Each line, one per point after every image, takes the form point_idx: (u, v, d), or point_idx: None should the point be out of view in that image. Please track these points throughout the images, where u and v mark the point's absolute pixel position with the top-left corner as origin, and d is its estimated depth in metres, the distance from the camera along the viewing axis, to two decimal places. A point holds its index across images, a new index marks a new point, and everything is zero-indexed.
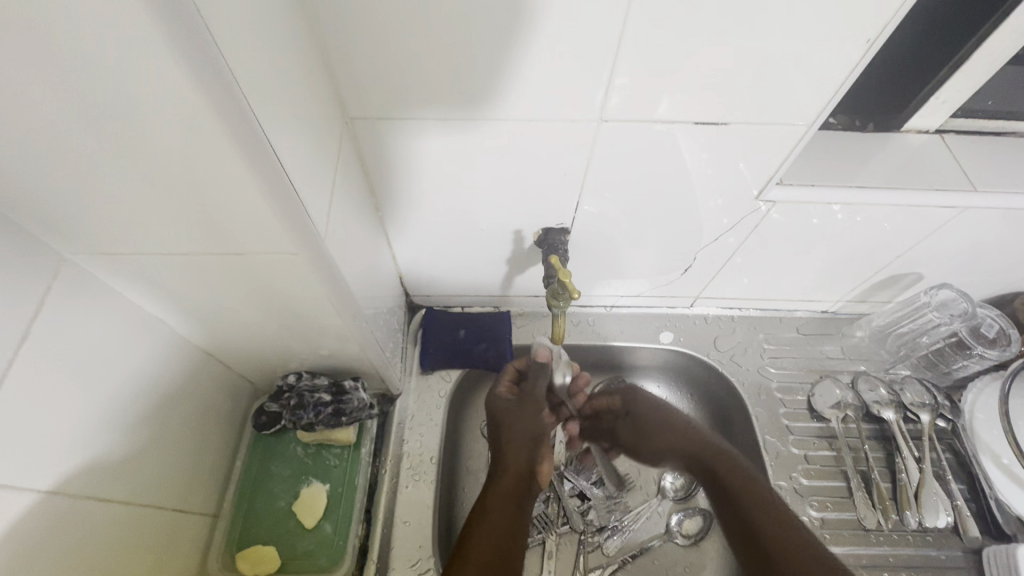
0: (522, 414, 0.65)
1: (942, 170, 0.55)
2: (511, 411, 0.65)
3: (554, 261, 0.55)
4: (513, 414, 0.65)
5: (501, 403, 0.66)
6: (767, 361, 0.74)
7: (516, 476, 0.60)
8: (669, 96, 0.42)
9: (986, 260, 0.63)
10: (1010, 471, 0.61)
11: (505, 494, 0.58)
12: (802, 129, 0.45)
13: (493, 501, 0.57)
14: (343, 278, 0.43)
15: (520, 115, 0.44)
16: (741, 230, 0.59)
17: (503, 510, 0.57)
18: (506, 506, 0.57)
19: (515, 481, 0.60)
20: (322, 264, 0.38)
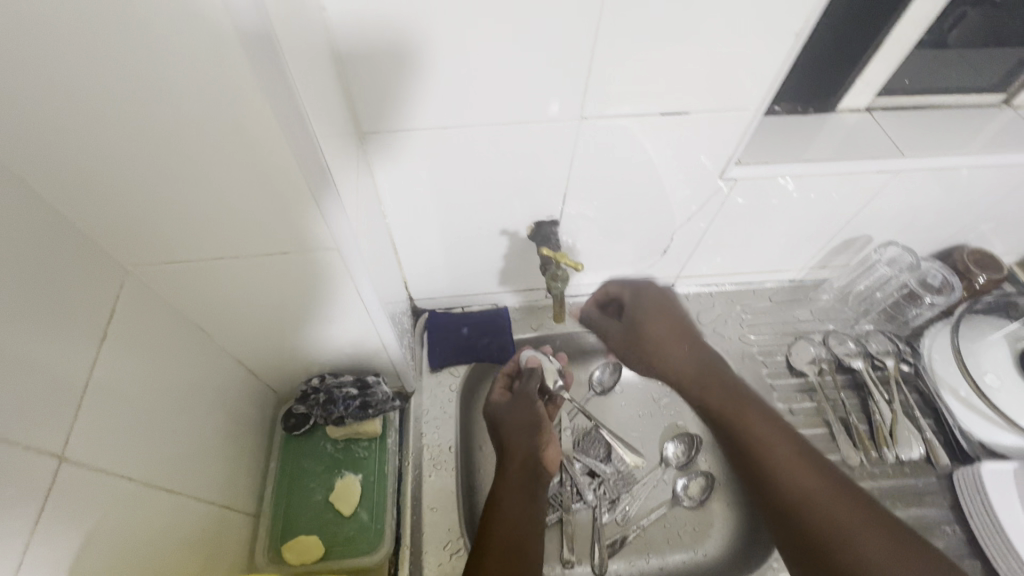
0: (516, 413, 0.67)
1: (874, 141, 0.64)
2: (506, 413, 0.67)
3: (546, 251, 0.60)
4: (510, 415, 0.67)
5: (500, 407, 0.69)
6: (746, 328, 0.80)
7: (519, 481, 0.61)
8: (637, 95, 0.49)
9: (922, 218, 0.71)
10: (968, 402, 0.69)
11: (511, 503, 0.58)
12: (751, 113, 0.52)
13: (500, 509, 0.58)
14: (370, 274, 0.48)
15: (512, 120, 0.50)
16: (709, 211, 0.66)
17: (512, 521, 0.57)
18: (513, 516, 0.57)
19: (519, 485, 0.60)
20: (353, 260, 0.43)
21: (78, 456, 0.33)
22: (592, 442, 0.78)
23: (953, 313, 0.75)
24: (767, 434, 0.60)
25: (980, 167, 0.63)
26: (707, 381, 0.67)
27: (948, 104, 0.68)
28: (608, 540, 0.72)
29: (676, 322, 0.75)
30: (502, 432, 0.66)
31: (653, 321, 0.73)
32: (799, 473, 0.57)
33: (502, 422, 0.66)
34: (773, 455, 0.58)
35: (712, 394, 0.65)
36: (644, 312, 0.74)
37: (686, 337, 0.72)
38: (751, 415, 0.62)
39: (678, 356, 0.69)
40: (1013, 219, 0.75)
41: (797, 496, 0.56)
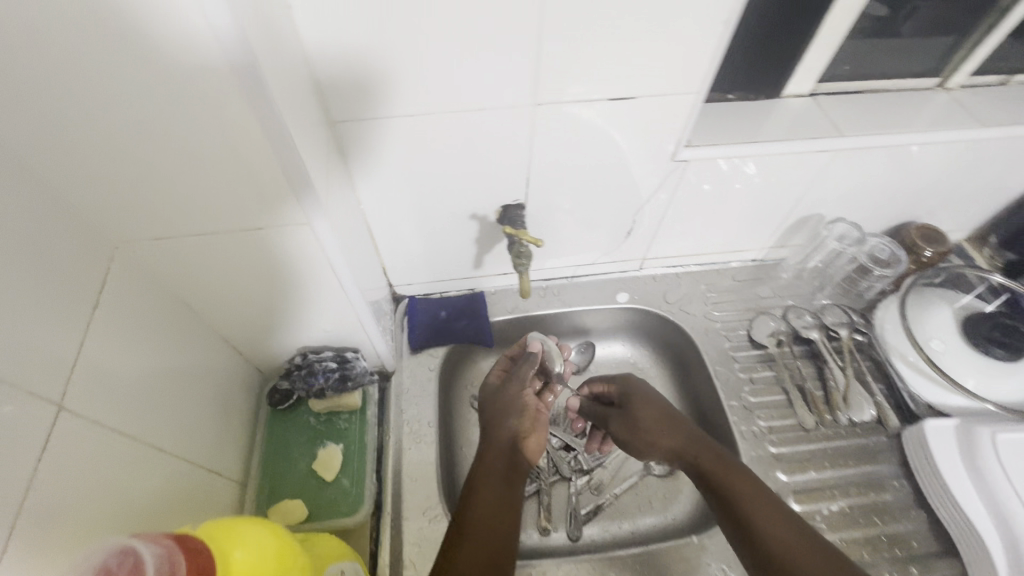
0: (509, 401, 0.70)
1: (816, 123, 0.68)
2: (500, 398, 0.71)
3: (509, 231, 0.64)
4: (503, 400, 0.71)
5: (495, 392, 0.73)
6: (711, 306, 0.84)
7: (504, 469, 0.62)
8: (585, 80, 0.53)
9: (867, 195, 0.76)
10: (915, 365, 0.74)
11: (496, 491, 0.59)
12: (693, 95, 0.56)
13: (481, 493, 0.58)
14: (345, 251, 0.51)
15: (471, 106, 0.54)
16: (666, 192, 0.70)
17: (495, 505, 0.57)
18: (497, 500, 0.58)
19: (504, 472, 0.61)
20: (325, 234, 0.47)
21: (75, 405, 0.37)
22: (567, 418, 0.83)
23: (899, 287, 0.80)
24: (735, 483, 0.57)
25: (913, 145, 0.68)
26: (676, 441, 0.64)
27: (885, 87, 0.73)
28: (581, 509, 0.76)
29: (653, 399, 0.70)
30: (496, 419, 0.68)
31: (638, 400, 0.70)
32: (766, 514, 0.54)
33: (495, 407, 0.70)
34: (747, 503, 0.55)
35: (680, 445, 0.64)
36: (633, 394, 0.71)
37: (658, 407, 0.69)
38: (722, 467, 0.60)
39: (656, 436, 0.66)
40: (952, 195, 0.80)
41: (779, 542, 0.52)
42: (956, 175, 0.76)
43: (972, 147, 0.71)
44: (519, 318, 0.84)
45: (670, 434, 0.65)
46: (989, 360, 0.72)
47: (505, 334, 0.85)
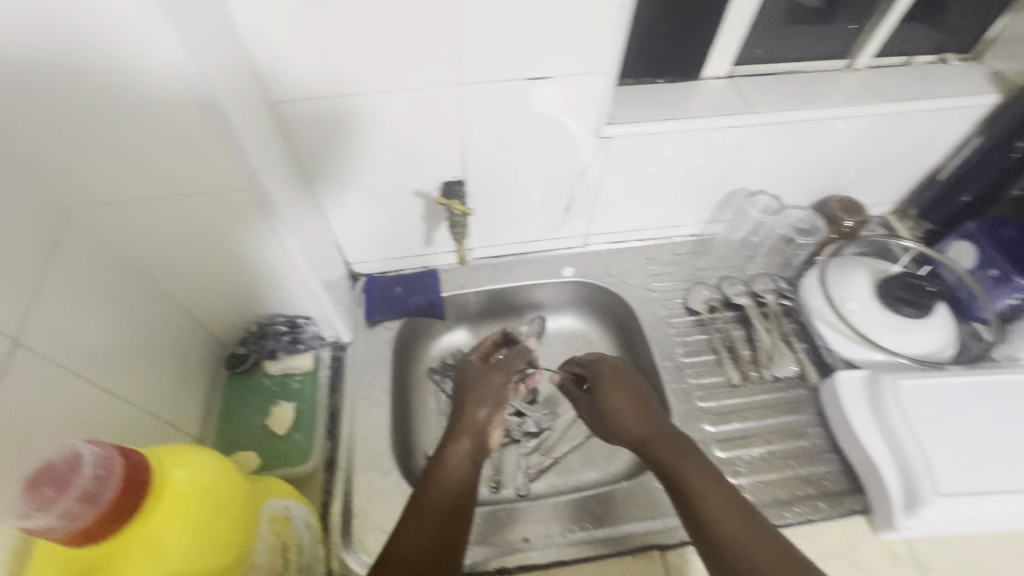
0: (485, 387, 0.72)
1: (729, 101, 0.75)
2: (475, 378, 0.74)
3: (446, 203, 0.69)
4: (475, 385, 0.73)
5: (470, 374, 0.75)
6: (651, 278, 0.90)
7: (456, 476, 0.61)
8: (501, 60, 0.58)
9: (786, 169, 0.83)
10: (833, 325, 0.80)
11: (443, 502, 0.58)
12: (605, 74, 0.62)
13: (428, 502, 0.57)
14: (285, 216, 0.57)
15: (399, 86, 0.59)
16: (596, 167, 0.76)
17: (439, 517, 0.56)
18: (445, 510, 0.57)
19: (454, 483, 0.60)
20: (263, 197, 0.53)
21: (31, 342, 0.41)
22: None
23: (821, 255, 0.87)
24: (690, 467, 0.58)
25: (819, 119, 0.75)
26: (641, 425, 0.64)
27: (798, 68, 0.79)
28: (531, 467, 0.82)
29: (625, 382, 0.70)
30: (463, 417, 0.68)
31: (613, 383, 0.70)
32: (717, 497, 0.54)
33: (473, 389, 0.71)
34: (702, 486, 0.56)
35: (642, 428, 0.64)
36: (606, 379, 0.70)
37: (629, 390, 0.68)
38: (677, 449, 0.60)
39: (624, 415, 0.66)
40: (868, 168, 0.86)
41: (728, 523, 0.52)
42: (868, 149, 0.82)
43: (876, 121, 0.77)
44: (471, 293, 0.89)
45: (637, 415, 0.65)
46: (895, 317, 0.78)
47: (459, 309, 0.91)
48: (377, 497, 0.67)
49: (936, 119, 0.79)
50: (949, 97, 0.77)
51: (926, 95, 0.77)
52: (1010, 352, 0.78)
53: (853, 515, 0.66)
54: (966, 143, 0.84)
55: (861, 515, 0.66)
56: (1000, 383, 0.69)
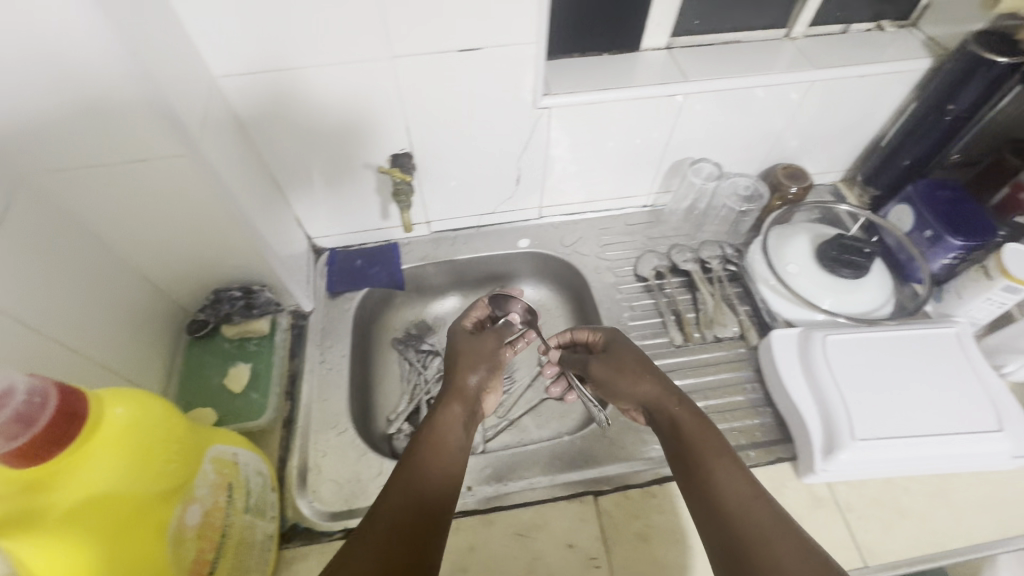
0: (478, 351, 0.72)
1: (665, 71, 0.77)
2: (470, 343, 0.73)
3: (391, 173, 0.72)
4: (470, 349, 0.72)
5: (463, 339, 0.75)
6: (603, 247, 0.93)
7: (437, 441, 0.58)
8: (430, 33, 0.62)
9: (727, 138, 0.85)
10: (774, 287, 0.83)
11: (429, 468, 0.55)
12: (533, 45, 0.65)
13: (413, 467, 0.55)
14: (228, 188, 0.60)
15: (334, 60, 0.63)
16: (540, 138, 0.79)
17: (425, 484, 0.53)
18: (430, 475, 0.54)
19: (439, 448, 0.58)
20: (204, 165, 0.56)
21: None
22: None
23: (764, 220, 0.90)
24: (703, 443, 0.56)
25: (753, 87, 0.77)
26: (659, 399, 0.63)
27: (735, 39, 0.81)
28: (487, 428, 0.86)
29: (632, 349, 0.70)
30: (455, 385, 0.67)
31: (622, 350, 0.70)
32: (729, 478, 0.52)
33: (465, 354, 0.71)
34: (713, 464, 0.54)
35: (659, 403, 0.62)
36: (614, 347, 0.71)
37: (636, 355, 0.68)
38: (690, 425, 0.58)
39: (639, 383, 0.65)
40: (811, 135, 0.89)
41: (738, 503, 0.50)
42: (808, 116, 0.85)
43: (810, 88, 0.79)
44: (430, 265, 0.93)
45: (654, 386, 0.64)
46: (833, 278, 0.80)
47: (420, 280, 0.95)
48: (331, 453, 0.72)
49: (871, 85, 0.81)
50: (882, 62, 0.79)
51: (859, 61, 0.79)
52: (945, 309, 0.80)
53: (780, 462, 0.70)
54: (904, 110, 0.87)
55: (788, 462, 0.69)
56: (920, 335, 0.74)
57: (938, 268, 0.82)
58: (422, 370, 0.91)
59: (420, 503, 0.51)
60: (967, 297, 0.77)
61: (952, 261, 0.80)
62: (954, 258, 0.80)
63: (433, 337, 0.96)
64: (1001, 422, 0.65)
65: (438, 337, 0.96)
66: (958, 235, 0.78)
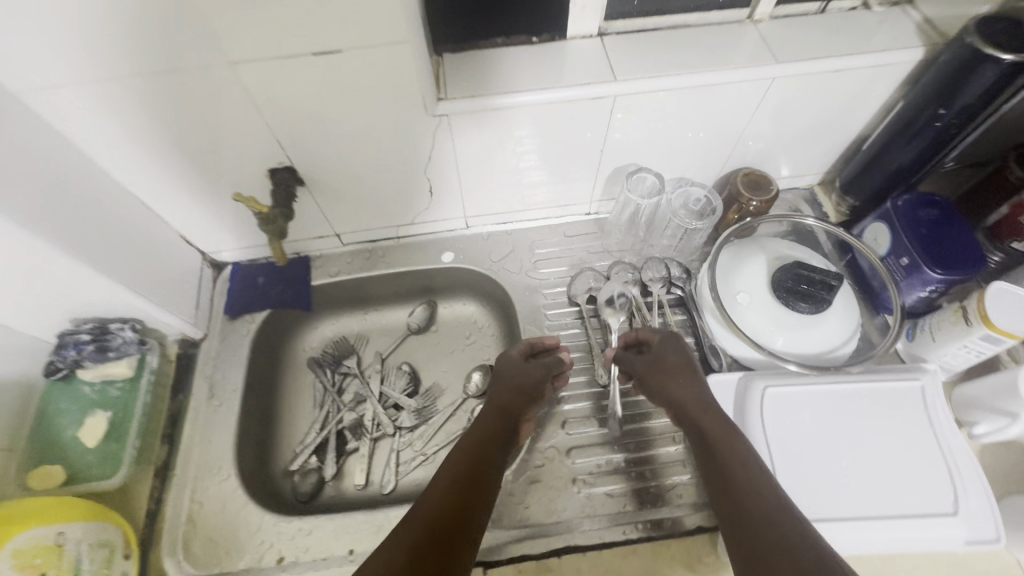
0: (531, 380, 0.67)
1: (592, 66, 0.64)
2: (522, 368, 0.68)
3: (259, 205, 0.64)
4: (521, 377, 0.67)
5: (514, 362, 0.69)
6: (536, 264, 0.84)
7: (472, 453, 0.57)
8: (272, 35, 0.50)
9: (672, 143, 0.73)
10: (717, 320, 0.72)
11: (463, 477, 0.54)
12: (407, 45, 0.53)
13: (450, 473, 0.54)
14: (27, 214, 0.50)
15: (158, 67, 0.51)
16: (443, 147, 0.67)
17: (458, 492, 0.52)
18: (462, 483, 0.53)
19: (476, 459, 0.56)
20: None
21: None
22: (399, 376, 0.86)
23: (722, 236, 0.78)
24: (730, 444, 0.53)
25: (701, 86, 0.64)
26: (692, 403, 0.60)
27: (682, 22, 0.67)
28: (401, 463, 0.79)
29: (679, 353, 0.66)
30: (500, 404, 0.64)
31: (668, 351, 0.66)
32: (752, 481, 0.49)
33: (514, 381, 0.66)
34: (739, 467, 0.51)
35: (691, 406, 0.60)
36: (661, 350, 0.67)
37: (683, 362, 0.65)
38: (720, 430, 0.55)
39: (679, 384, 0.62)
40: (775, 137, 0.75)
41: (759, 508, 0.47)
42: (771, 117, 0.71)
43: (772, 86, 0.65)
44: (344, 281, 0.84)
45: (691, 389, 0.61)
46: (788, 312, 0.69)
47: (335, 296, 0.86)
48: (210, 504, 0.66)
49: (847, 82, 0.66)
50: (863, 53, 0.64)
51: (835, 52, 0.64)
52: (916, 351, 0.69)
53: (698, 532, 0.62)
54: (892, 109, 0.72)
55: (707, 532, 0.62)
56: (876, 390, 0.64)
57: (912, 302, 0.71)
58: (338, 394, 0.84)
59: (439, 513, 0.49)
60: (942, 342, 0.66)
61: (929, 295, 0.69)
62: (931, 292, 0.68)
63: (352, 358, 0.87)
64: (955, 504, 0.57)
65: (358, 357, 0.88)
66: (937, 267, 0.66)
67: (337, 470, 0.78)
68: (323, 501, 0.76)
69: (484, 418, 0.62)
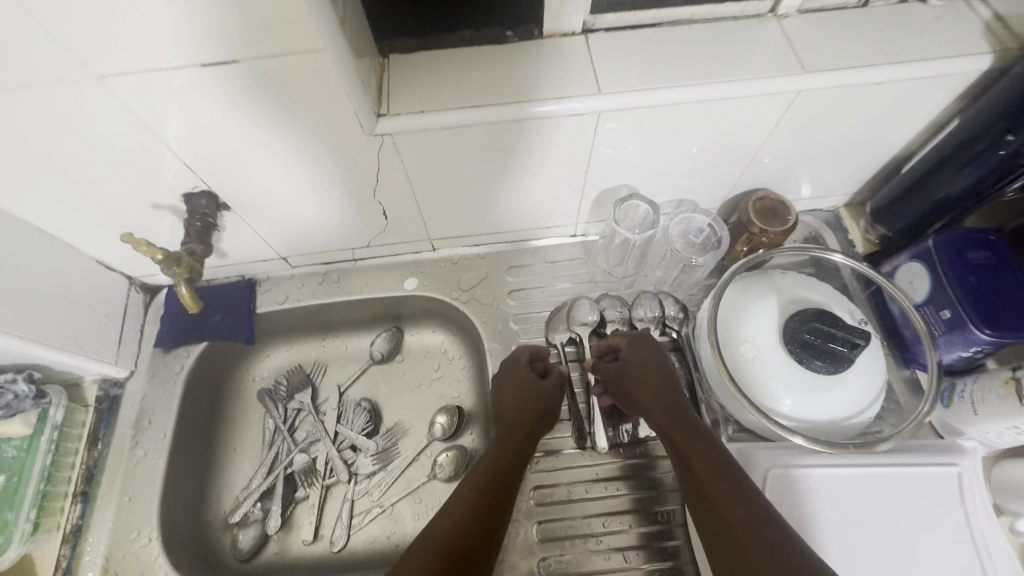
0: (536, 388, 0.62)
1: (572, 74, 0.53)
2: (525, 378, 0.62)
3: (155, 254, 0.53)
4: (523, 389, 0.62)
5: (510, 372, 0.63)
6: (511, 295, 0.73)
7: (490, 463, 0.55)
8: (149, 43, 0.40)
9: (670, 163, 0.61)
10: (716, 376, 0.60)
11: (479, 491, 0.52)
12: (326, 53, 0.42)
13: (467, 486, 0.52)
14: None
15: (11, 84, 0.41)
16: (391, 168, 0.56)
17: (476, 509, 0.50)
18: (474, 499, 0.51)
19: (493, 472, 0.54)
20: None
21: None
22: (357, 413, 0.75)
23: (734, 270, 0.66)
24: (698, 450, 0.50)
25: (705, 102, 0.52)
26: (652, 404, 0.57)
27: (686, 17, 0.55)
28: (354, 515, 0.70)
29: (644, 352, 0.61)
30: (512, 415, 0.60)
31: (636, 352, 0.61)
32: (721, 494, 0.46)
33: (517, 390, 0.61)
34: (708, 471, 0.48)
35: (653, 409, 0.56)
36: (627, 352, 0.62)
37: (650, 362, 0.60)
38: (684, 434, 0.52)
39: (647, 389, 0.58)
40: (797, 157, 0.63)
41: (730, 517, 0.44)
42: (792, 135, 0.59)
43: (796, 101, 0.53)
44: (293, 309, 0.74)
45: (658, 394, 0.57)
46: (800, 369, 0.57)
47: (288, 324, 0.77)
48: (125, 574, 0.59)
49: (889, 96, 0.54)
50: (912, 62, 0.51)
51: (873, 60, 0.52)
52: (950, 421, 0.59)
53: None
54: (940, 126, 0.59)
55: None
56: (908, 478, 0.54)
57: (950, 360, 0.59)
58: (288, 431, 0.74)
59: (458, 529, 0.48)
60: (984, 417, 0.55)
61: (972, 356, 0.57)
62: (976, 352, 0.57)
63: (305, 391, 0.76)
64: None
65: (313, 390, 0.77)
66: (988, 326, 0.54)
67: (282, 521, 0.69)
68: (268, 559, 0.68)
69: (503, 431, 0.59)
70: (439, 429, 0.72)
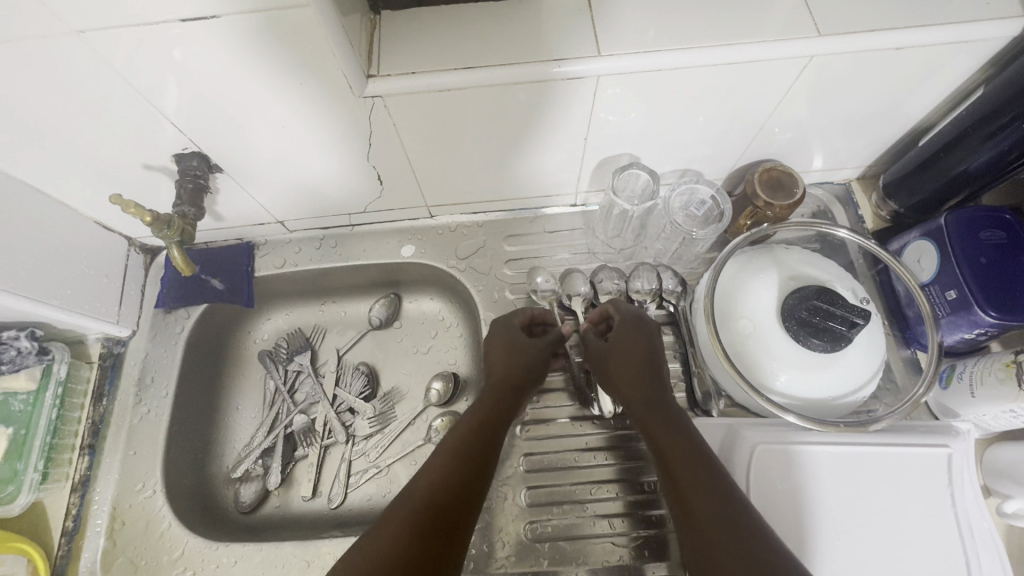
0: (532, 347, 0.60)
1: (572, 34, 0.50)
2: (517, 342, 0.61)
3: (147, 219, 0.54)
4: (521, 352, 0.60)
5: (506, 333, 0.62)
6: (507, 264, 0.72)
7: (477, 427, 0.53)
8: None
9: (674, 132, 0.59)
10: (710, 350, 0.60)
11: (472, 455, 0.50)
12: (309, 10, 0.40)
13: (456, 442, 0.51)
14: None
15: None
16: (384, 131, 0.55)
17: (467, 471, 0.49)
18: (469, 463, 0.50)
19: (484, 438, 0.52)
20: None
21: None
22: (355, 377, 0.76)
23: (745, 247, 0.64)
24: (670, 437, 0.50)
25: (710, 66, 0.49)
26: (629, 387, 0.56)
27: None
28: (352, 474, 0.71)
29: (626, 329, 0.60)
30: (501, 376, 0.58)
31: (620, 327, 0.60)
32: (697, 479, 0.47)
33: (505, 349, 0.60)
34: (679, 457, 0.49)
35: (630, 394, 0.56)
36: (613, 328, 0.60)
37: (633, 337, 0.58)
38: (657, 420, 0.52)
39: (631, 364, 0.57)
40: (809, 126, 0.60)
41: (700, 503, 0.45)
42: (803, 104, 0.56)
43: (809, 66, 0.50)
44: (290, 274, 0.74)
45: (640, 373, 0.56)
46: (798, 347, 0.56)
47: (286, 287, 0.77)
48: (132, 522, 0.62)
49: (909, 62, 0.51)
50: (936, 26, 0.48)
51: (894, 23, 0.48)
52: (947, 402, 0.58)
53: None
54: (964, 95, 0.56)
55: None
56: (899, 458, 0.54)
57: (953, 341, 0.58)
58: (289, 392, 0.75)
59: (449, 491, 0.47)
60: (982, 400, 0.54)
61: (976, 337, 0.56)
62: (980, 334, 0.56)
63: (305, 354, 0.77)
64: None
65: (312, 353, 0.78)
66: (993, 308, 0.53)
67: (282, 478, 0.71)
68: (269, 511, 0.70)
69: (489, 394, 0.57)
70: (434, 395, 0.73)
